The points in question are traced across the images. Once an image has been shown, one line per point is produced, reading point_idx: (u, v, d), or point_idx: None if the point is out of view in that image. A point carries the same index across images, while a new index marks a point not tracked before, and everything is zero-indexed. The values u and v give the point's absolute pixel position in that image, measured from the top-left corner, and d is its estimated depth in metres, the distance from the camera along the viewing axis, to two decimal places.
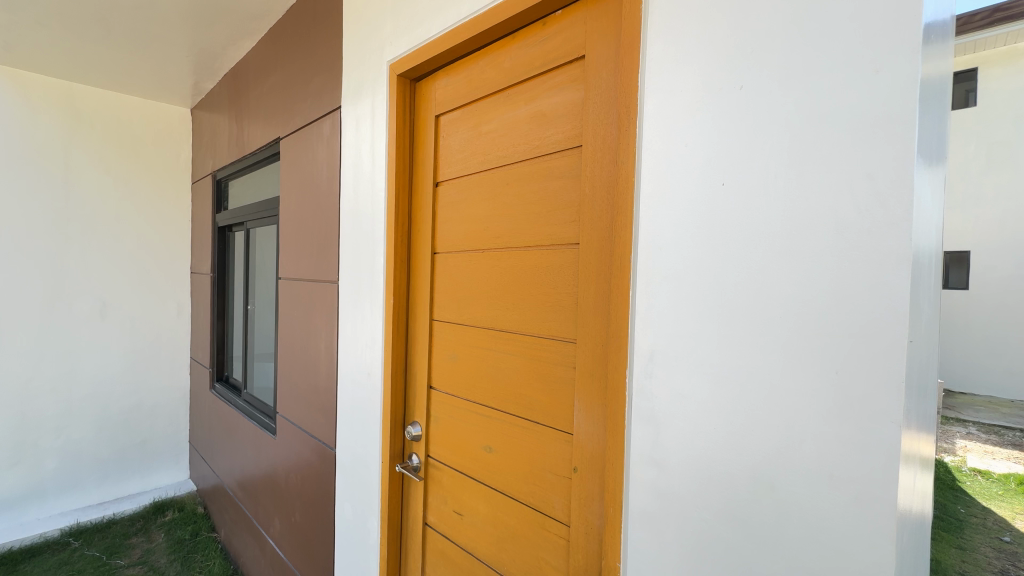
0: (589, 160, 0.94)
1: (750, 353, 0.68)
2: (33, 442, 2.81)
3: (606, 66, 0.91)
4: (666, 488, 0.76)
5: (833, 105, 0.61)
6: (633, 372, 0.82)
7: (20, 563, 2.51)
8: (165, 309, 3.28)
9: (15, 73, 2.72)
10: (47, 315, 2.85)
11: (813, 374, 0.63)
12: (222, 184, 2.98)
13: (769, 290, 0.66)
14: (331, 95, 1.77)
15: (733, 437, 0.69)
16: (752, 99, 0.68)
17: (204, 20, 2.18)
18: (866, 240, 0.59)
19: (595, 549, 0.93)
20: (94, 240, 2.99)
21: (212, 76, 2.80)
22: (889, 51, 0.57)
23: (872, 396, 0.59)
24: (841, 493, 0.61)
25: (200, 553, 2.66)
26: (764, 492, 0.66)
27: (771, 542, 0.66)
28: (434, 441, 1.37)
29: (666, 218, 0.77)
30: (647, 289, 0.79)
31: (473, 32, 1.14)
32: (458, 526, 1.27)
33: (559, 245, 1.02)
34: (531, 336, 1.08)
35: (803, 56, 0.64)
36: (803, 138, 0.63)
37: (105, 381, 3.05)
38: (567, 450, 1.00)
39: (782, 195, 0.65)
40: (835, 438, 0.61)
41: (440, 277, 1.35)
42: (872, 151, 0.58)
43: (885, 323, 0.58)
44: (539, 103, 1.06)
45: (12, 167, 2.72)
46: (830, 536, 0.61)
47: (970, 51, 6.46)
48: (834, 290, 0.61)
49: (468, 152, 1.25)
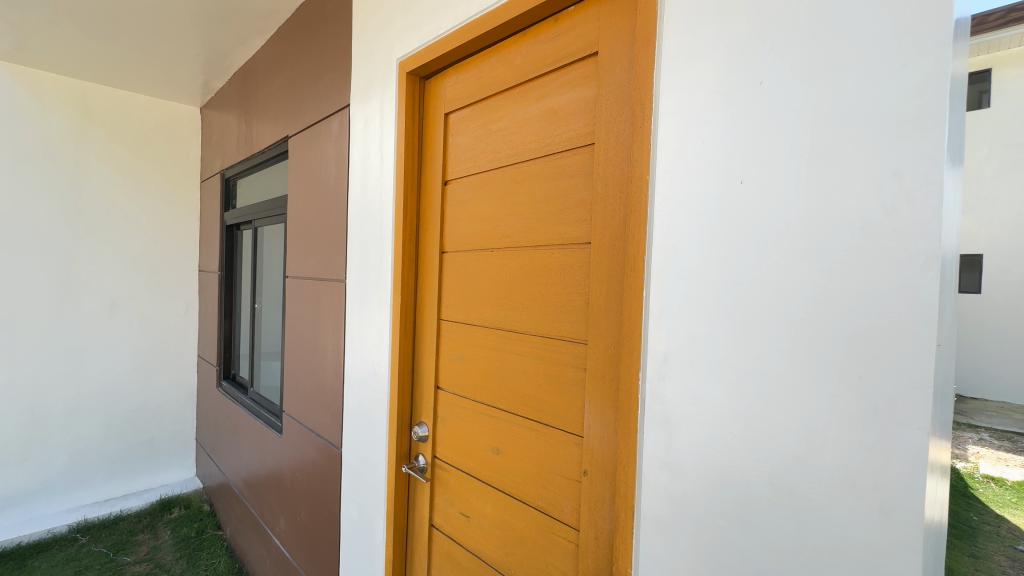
0: (601, 159, 0.92)
1: (765, 356, 0.67)
2: (41, 438, 2.83)
3: (619, 62, 0.90)
4: (679, 492, 0.75)
5: (855, 100, 0.59)
6: (646, 375, 0.80)
7: (28, 558, 2.53)
8: (172, 307, 3.30)
9: (27, 72, 2.74)
10: (57, 312, 2.87)
11: (834, 379, 0.61)
12: (231, 183, 2.98)
13: (786, 289, 0.65)
14: (340, 93, 1.76)
15: (749, 440, 0.68)
16: (772, 94, 0.66)
17: (214, 19, 2.18)
18: (890, 239, 0.57)
19: (605, 554, 0.91)
20: (103, 239, 3.01)
21: (222, 75, 2.80)
22: (915, 44, 0.55)
23: (895, 401, 0.57)
24: (864, 502, 0.58)
25: (206, 551, 2.66)
26: (781, 497, 0.65)
27: (789, 551, 0.64)
28: (441, 441, 1.35)
29: (682, 217, 0.75)
30: (662, 289, 0.78)
31: (484, 29, 1.13)
32: (465, 528, 1.26)
33: (570, 244, 1.00)
34: (540, 337, 1.06)
35: (826, 49, 0.62)
36: (824, 136, 0.62)
37: (113, 379, 3.07)
38: (576, 453, 0.98)
39: (802, 194, 0.63)
40: (857, 443, 0.59)
41: (448, 276, 1.34)
42: (903, 147, 0.56)
43: (912, 327, 0.56)
44: (551, 100, 1.05)
45: (23, 165, 2.74)
46: (851, 545, 0.59)
47: (985, 51, 6.36)
48: (856, 290, 0.59)
49: (478, 150, 1.24)
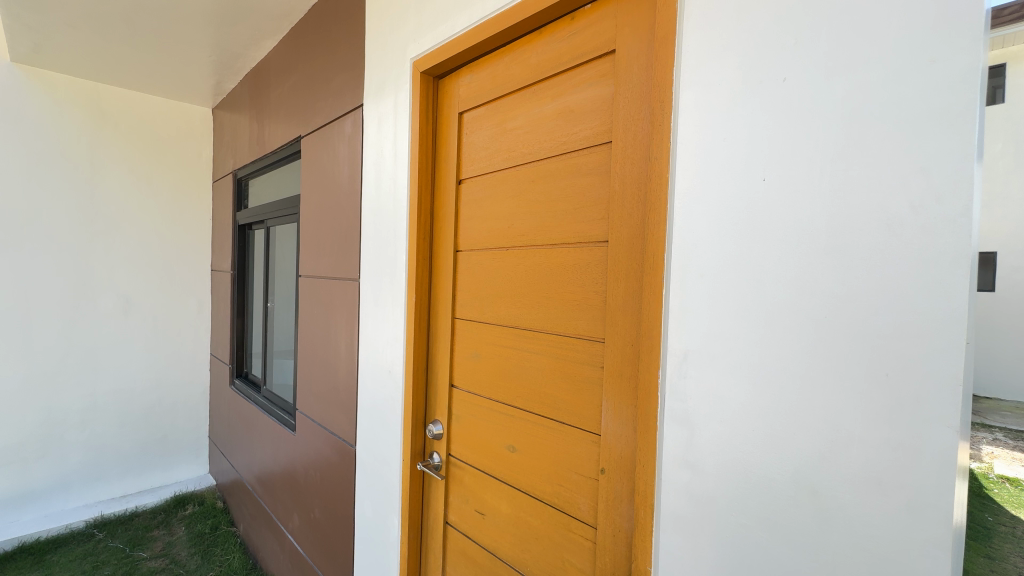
0: (618, 156, 0.92)
1: (789, 353, 0.66)
2: (58, 434, 2.87)
3: (637, 59, 0.89)
4: (701, 492, 0.75)
5: (879, 99, 0.59)
6: (665, 373, 0.80)
7: (47, 553, 2.58)
8: (185, 306, 3.33)
9: (44, 74, 2.78)
10: (73, 311, 2.91)
11: (861, 377, 0.61)
12: (243, 183, 3.01)
13: (809, 288, 0.65)
14: (353, 93, 1.77)
15: (773, 439, 0.68)
16: (795, 91, 0.66)
17: (227, 21, 2.20)
18: (918, 236, 0.57)
19: (624, 551, 0.91)
20: (118, 239, 3.05)
21: (234, 75, 2.83)
22: (945, 39, 0.55)
23: (923, 399, 0.56)
24: (891, 500, 0.58)
25: (220, 546, 2.69)
26: (806, 496, 0.64)
27: (814, 549, 0.64)
28: (456, 439, 1.36)
29: (702, 215, 0.75)
30: (681, 286, 0.78)
31: (500, 28, 1.13)
32: (480, 526, 1.26)
33: (587, 243, 1.00)
34: (557, 335, 1.06)
35: (851, 44, 0.61)
36: (849, 133, 0.61)
37: (128, 377, 3.11)
38: (593, 451, 0.98)
39: (826, 192, 0.63)
40: (883, 442, 0.59)
41: (462, 275, 1.34)
42: (931, 142, 0.56)
43: (940, 326, 0.55)
44: (566, 98, 1.05)
45: (38, 165, 2.78)
46: (878, 544, 0.59)
47: None
48: (882, 287, 0.59)
49: (492, 149, 1.24)
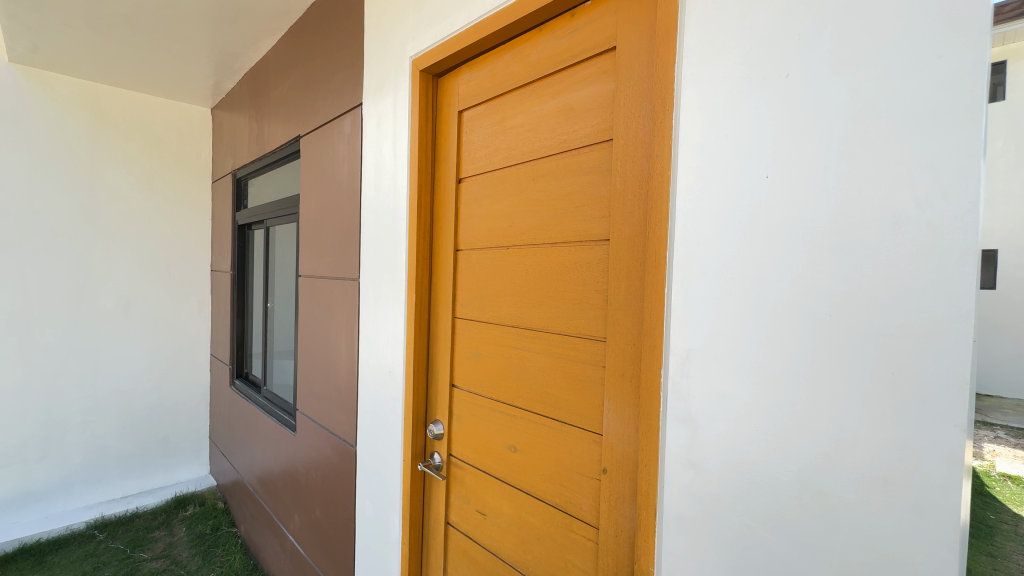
0: (619, 154, 0.92)
1: (793, 352, 0.66)
2: (58, 435, 2.87)
3: (638, 56, 0.89)
4: (703, 492, 0.74)
5: (885, 96, 0.58)
6: (668, 373, 0.79)
7: (47, 554, 2.57)
8: (185, 307, 3.32)
9: (42, 74, 2.77)
10: (73, 312, 2.91)
11: (867, 376, 0.60)
12: (243, 183, 3.00)
13: (814, 286, 0.64)
14: (353, 92, 1.76)
15: (777, 439, 0.67)
16: (799, 88, 0.65)
17: (226, 21, 2.20)
18: (924, 234, 0.56)
19: (626, 552, 0.91)
20: (117, 239, 3.04)
21: (233, 75, 2.82)
22: (952, 34, 0.54)
23: (930, 398, 0.56)
24: (897, 500, 0.58)
25: (221, 547, 2.68)
26: (811, 496, 0.64)
27: (819, 550, 0.63)
28: (456, 439, 1.36)
29: (704, 213, 0.75)
30: (684, 286, 0.77)
31: (499, 25, 1.13)
32: (481, 526, 1.25)
33: (588, 242, 0.99)
34: (558, 335, 1.06)
35: (855, 40, 0.60)
36: (854, 129, 0.61)
37: (128, 377, 3.11)
38: (595, 451, 0.98)
39: (831, 189, 0.62)
40: (888, 442, 0.58)
41: (462, 274, 1.34)
42: (937, 139, 0.55)
43: (947, 325, 0.55)
44: (567, 96, 1.04)
45: (35, 165, 2.76)
46: (882, 544, 0.58)
47: None
48: (887, 285, 0.58)
49: (492, 148, 1.23)
